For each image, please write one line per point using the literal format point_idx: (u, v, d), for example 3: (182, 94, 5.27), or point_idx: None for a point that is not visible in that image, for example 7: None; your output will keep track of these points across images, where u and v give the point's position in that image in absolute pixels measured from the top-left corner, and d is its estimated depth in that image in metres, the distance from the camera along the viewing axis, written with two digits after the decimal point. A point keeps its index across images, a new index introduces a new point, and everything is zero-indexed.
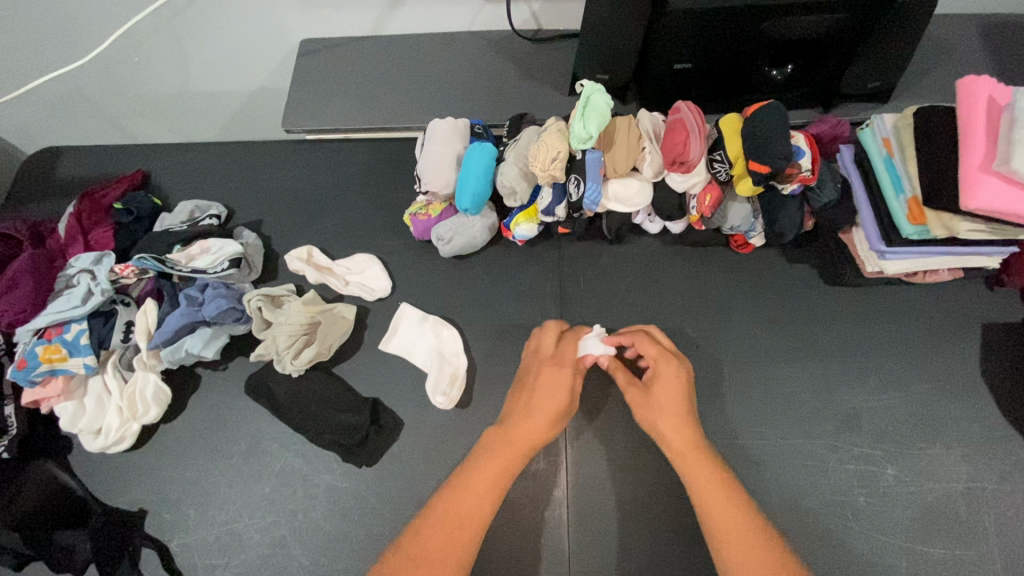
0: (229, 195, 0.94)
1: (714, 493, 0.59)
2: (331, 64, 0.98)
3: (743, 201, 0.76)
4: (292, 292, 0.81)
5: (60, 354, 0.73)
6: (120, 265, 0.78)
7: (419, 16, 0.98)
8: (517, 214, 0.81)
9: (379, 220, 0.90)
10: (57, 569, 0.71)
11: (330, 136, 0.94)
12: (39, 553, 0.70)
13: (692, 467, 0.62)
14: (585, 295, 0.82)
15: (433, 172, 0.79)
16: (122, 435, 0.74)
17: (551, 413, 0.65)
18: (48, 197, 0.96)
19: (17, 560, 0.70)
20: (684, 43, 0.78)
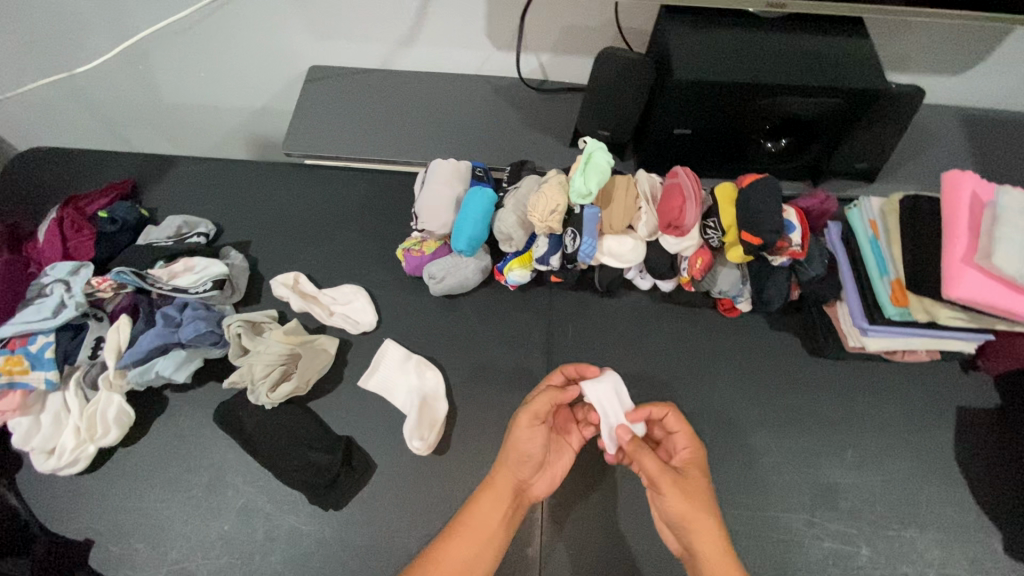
0: (219, 212, 0.91)
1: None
2: (339, 93, 0.99)
3: (733, 267, 0.77)
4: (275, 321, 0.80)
5: (22, 367, 0.69)
6: (96, 277, 0.75)
7: (431, 56, 0.99)
8: (512, 259, 0.82)
9: (370, 253, 0.88)
10: None
11: (329, 163, 0.94)
12: None
13: (712, 551, 0.60)
14: (572, 347, 0.82)
15: (430, 211, 0.79)
16: (75, 457, 0.70)
17: (524, 445, 0.66)
18: (25, 195, 0.93)
19: None
20: (686, 110, 0.81)
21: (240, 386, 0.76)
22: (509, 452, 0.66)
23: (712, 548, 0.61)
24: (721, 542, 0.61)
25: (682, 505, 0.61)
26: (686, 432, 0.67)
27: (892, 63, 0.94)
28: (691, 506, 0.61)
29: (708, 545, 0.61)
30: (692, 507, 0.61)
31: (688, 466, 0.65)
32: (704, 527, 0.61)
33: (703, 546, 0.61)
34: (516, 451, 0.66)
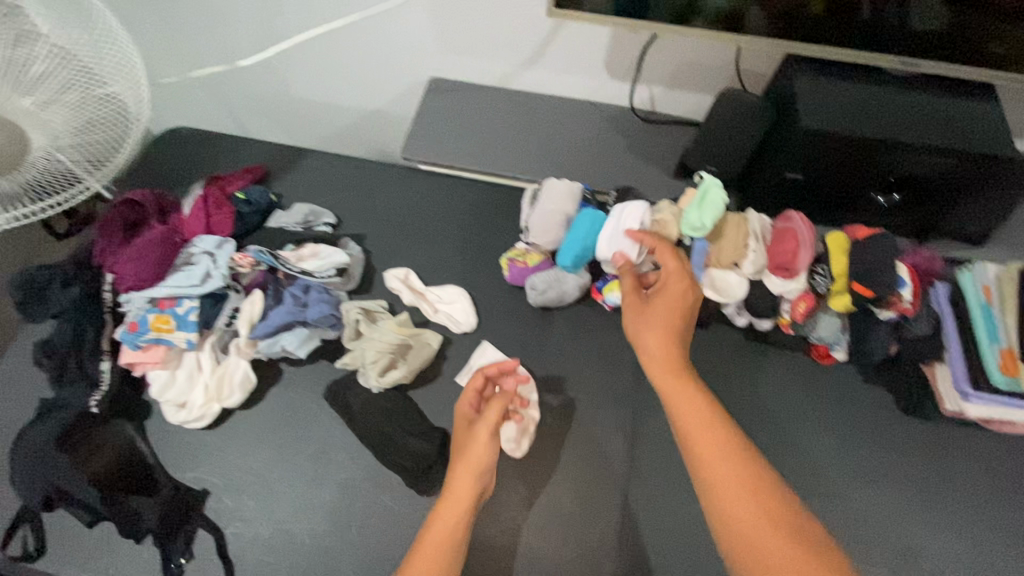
0: (337, 203, 0.98)
1: (722, 460, 0.62)
2: (455, 105, 1.06)
3: (834, 316, 0.79)
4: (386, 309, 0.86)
5: (168, 325, 0.77)
6: (237, 253, 0.84)
7: (545, 78, 1.05)
8: (611, 280, 0.85)
9: (473, 257, 0.93)
10: (123, 534, 0.72)
11: (442, 170, 1.00)
12: (110, 514, 0.72)
13: (706, 438, 0.64)
14: None
15: (542, 226, 0.84)
16: (203, 413, 0.77)
17: (478, 458, 0.70)
18: (168, 169, 1.02)
19: (89, 517, 0.72)
20: (802, 154, 0.84)
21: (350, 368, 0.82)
22: (466, 466, 0.70)
23: (705, 436, 0.64)
24: (707, 416, 0.66)
25: (644, 331, 0.73)
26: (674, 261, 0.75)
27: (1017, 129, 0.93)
28: (663, 376, 0.69)
29: (691, 418, 0.66)
30: (663, 342, 0.71)
31: (659, 301, 0.74)
32: (688, 408, 0.66)
33: (683, 419, 0.66)
34: (477, 462, 0.70)
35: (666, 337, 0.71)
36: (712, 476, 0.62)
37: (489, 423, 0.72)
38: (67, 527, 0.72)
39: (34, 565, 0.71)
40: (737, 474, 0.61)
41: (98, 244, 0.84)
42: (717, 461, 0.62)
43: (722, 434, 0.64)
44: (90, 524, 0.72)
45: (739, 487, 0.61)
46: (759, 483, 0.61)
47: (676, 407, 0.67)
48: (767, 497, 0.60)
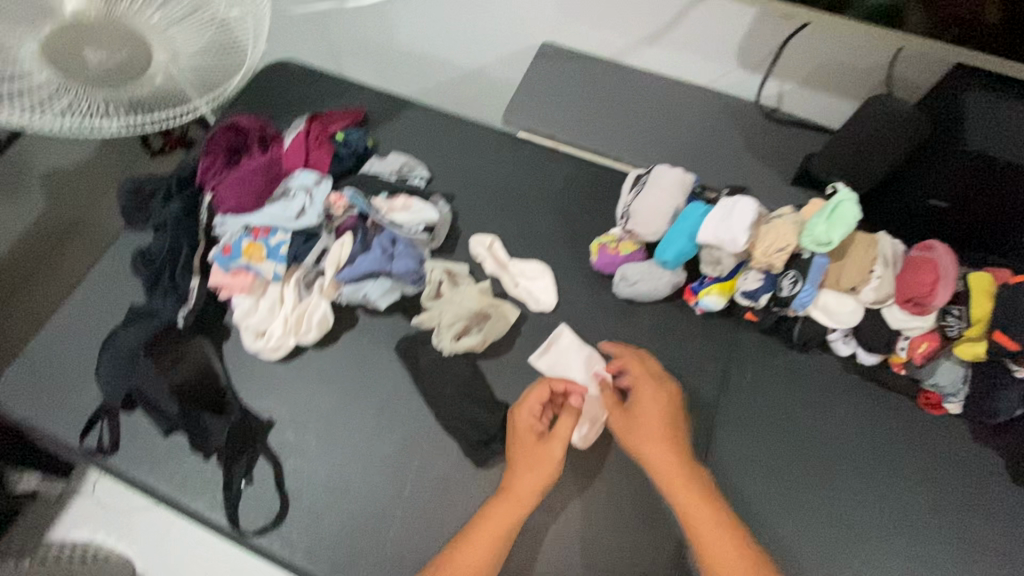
0: (430, 158, 0.96)
1: (701, 514, 0.65)
2: (564, 74, 1.00)
3: (958, 365, 0.71)
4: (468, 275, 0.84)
5: (259, 254, 0.78)
6: (333, 193, 0.83)
7: (665, 59, 0.98)
8: (711, 283, 0.77)
9: (562, 234, 0.89)
10: (194, 447, 0.74)
11: (541, 140, 0.96)
12: (186, 426, 0.73)
13: (681, 492, 0.66)
14: (747, 389, 0.78)
15: (646, 215, 0.78)
16: (278, 345, 0.78)
17: (547, 474, 0.68)
18: (272, 100, 1.02)
19: (166, 424, 0.74)
20: (959, 183, 0.74)
21: (425, 327, 0.81)
22: (530, 477, 0.68)
23: (682, 490, 0.67)
24: (684, 470, 0.68)
25: (636, 436, 0.70)
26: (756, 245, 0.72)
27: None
28: (650, 456, 0.68)
29: (665, 473, 0.68)
30: (650, 442, 0.69)
31: (643, 420, 0.70)
32: (668, 465, 0.68)
33: (659, 474, 0.68)
34: (543, 476, 0.68)
35: (663, 444, 0.69)
36: (702, 529, 0.65)
37: (559, 437, 0.70)
38: (141, 431, 0.75)
39: (107, 459, 0.74)
40: (713, 523, 0.65)
41: (203, 165, 0.87)
42: (699, 515, 0.65)
43: (702, 484, 0.67)
44: (166, 433, 0.74)
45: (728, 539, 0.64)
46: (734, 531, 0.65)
47: (665, 472, 0.68)
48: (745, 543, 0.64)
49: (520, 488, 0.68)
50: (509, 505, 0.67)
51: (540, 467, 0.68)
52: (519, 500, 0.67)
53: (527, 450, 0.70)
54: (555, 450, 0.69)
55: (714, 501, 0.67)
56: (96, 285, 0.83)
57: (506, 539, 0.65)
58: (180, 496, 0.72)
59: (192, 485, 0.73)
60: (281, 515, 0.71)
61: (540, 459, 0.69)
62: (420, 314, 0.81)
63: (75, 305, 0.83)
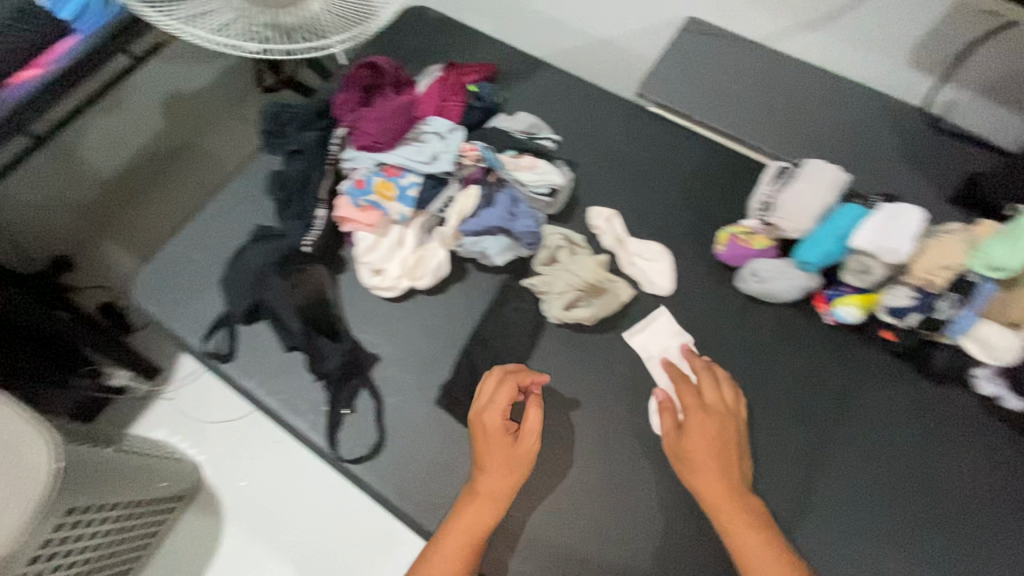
0: (556, 122, 0.94)
1: (754, 544, 0.62)
2: (707, 53, 0.95)
3: None
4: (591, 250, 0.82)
5: (389, 193, 0.79)
6: (464, 143, 0.83)
7: (823, 49, 0.91)
8: (850, 293, 0.72)
9: (685, 219, 0.85)
10: (310, 367, 0.75)
11: (674, 119, 0.92)
12: (306, 346, 0.75)
13: (732, 522, 0.63)
14: (869, 410, 0.73)
15: (792, 209, 0.73)
16: (394, 285, 0.79)
17: (515, 473, 0.67)
18: (405, 44, 1.02)
19: (289, 341, 0.76)
20: None
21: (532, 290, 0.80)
22: (496, 478, 0.66)
23: (733, 521, 0.63)
24: (735, 502, 0.64)
25: (683, 459, 0.67)
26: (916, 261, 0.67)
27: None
28: (707, 477, 0.65)
29: (717, 498, 0.64)
30: (703, 467, 0.66)
31: (695, 434, 0.67)
32: (722, 489, 0.65)
33: (711, 500, 0.65)
34: (509, 476, 0.66)
35: (714, 470, 0.65)
36: (743, 552, 0.62)
37: (528, 436, 0.68)
38: (256, 344, 0.78)
39: (222, 366, 0.78)
40: (768, 555, 0.61)
41: (339, 98, 0.87)
42: (751, 543, 0.62)
43: (754, 514, 0.64)
44: (286, 349, 0.77)
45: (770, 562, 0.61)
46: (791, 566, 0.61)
47: (700, 486, 0.65)
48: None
49: (489, 490, 0.66)
50: (480, 508, 0.65)
51: (511, 471, 0.67)
52: (487, 504, 0.65)
53: (494, 452, 0.67)
54: (525, 447, 0.68)
55: (771, 532, 0.63)
56: (228, 202, 0.87)
57: (476, 545, 0.64)
58: (286, 413, 0.75)
59: (297, 404, 0.75)
60: (377, 448, 0.73)
61: (508, 459, 0.67)
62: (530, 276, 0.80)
63: (207, 217, 0.86)
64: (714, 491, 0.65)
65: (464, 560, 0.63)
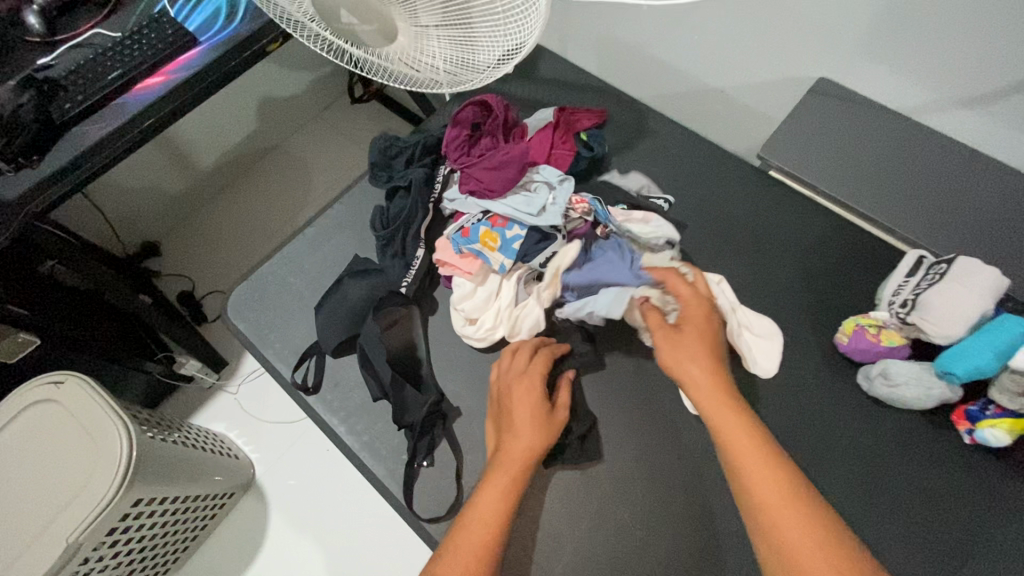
0: (666, 179, 0.90)
1: (748, 450, 0.54)
2: (837, 118, 0.88)
3: None
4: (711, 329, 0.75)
5: (492, 243, 0.76)
6: (574, 197, 0.80)
7: (974, 127, 0.82)
8: (999, 415, 0.64)
9: (801, 300, 0.79)
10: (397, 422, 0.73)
11: (795, 187, 0.85)
12: (394, 399, 0.73)
13: (727, 422, 0.56)
14: (1010, 549, 0.63)
15: (938, 310, 0.65)
16: (486, 336, 0.76)
17: (546, 433, 0.65)
18: (516, 84, 1.01)
19: (378, 392, 0.74)
20: None
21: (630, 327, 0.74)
22: (523, 437, 0.64)
23: (728, 421, 0.56)
24: (723, 395, 0.58)
25: (676, 351, 0.61)
26: None
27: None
28: (697, 361, 0.60)
29: (705, 394, 0.58)
30: (693, 356, 0.61)
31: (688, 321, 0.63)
32: (709, 384, 0.59)
33: (697, 391, 0.59)
34: (540, 437, 0.64)
35: (707, 357, 0.61)
36: (724, 438, 0.55)
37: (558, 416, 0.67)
38: (343, 379, 0.78)
39: (305, 396, 0.77)
40: (769, 472, 0.52)
41: (449, 135, 0.86)
42: (746, 451, 0.54)
43: (748, 416, 0.57)
44: (374, 399, 0.75)
45: (768, 467, 0.53)
46: (799, 499, 0.51)
47: (687, 377, 0.60)
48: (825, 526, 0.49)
49: (514, 447, 0.63)
50: (508, 463, 0.62)
51: (537, 430, 0.65)
52: (512, 459, 0.62)
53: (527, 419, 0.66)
54: (554, 412, 0.68)
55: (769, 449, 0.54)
56: (329, 228, 0.87)
57: (512, 504, 0.60)
58: (365, 455, 0.74)
59: (377, 448, 0.74)
60: (453, 509, 0.69)
61: (533, 418, 0.66)
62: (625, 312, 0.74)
63: (306, 240, 0.87)
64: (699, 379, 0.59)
65: (495, 521, 0.58)
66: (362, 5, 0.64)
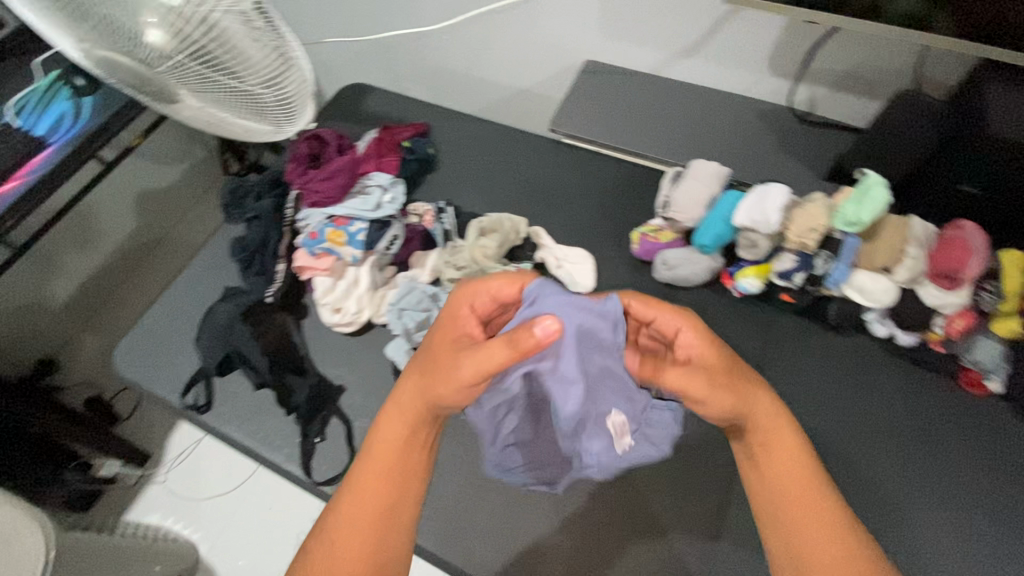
0: (485, 164, 1.07)
1: (803, 498, 0.58)
2: (606, 88, 1.09)
3: (998, 341, 0.73)
4: (524, 277, 0.92)
5: (340, 240, 0.89)
6: (410, 204, 0.96)
7: (700, 70, 1.05)
8: (747, 266, 0.83)
9: (605, 229, 0.97)
10: (280, 401, 0.84)
11: (584, 145, 1.04)
12: (274, 381, 0.84)
13: (781, 475, 0.60)
14: (786, 365, 0.81)
15: (683, 202, 0.84)
16: (352, 319, 0.88)
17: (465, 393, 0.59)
18: (348, 119, 1.17)
19: (258, 379, 0.85)
20: (981, 169, 0.79)
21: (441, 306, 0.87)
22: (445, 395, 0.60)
23: (783, 474, 0.60)
24: (779, 444, 0.61)
25: (745, 412, 0.61)
26: (796, 229, 0.76)
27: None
28: (756, 413, 0.61)
29: (767, 449, 0.61)
30: (766, 417, 0.61)
31: (727, 363, 0.62)
32: (787, 445, 0.61)
33: (767, 452, 0.61)
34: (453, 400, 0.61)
35: (733, 396, 0.59)
36: (788, 486, 0.59)
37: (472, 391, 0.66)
38: (231, 392, 0.86)
39: (201, 415, 0.84)
40: (819, 509, 0.58)
41: (289, 168, 0.99)
42: (805, 501, 0.58)
43: (817, 472, 0.60)
44: (257, 387, 0.85)
45: (807, 494, 0.59)
46: (840, 534, 0.56)
47: (761, 437, 0.61)
48: (856, 544, 0.56)
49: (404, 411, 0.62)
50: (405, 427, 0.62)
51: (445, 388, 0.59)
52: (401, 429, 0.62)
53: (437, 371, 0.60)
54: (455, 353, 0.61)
55: (830, 503, 0.58)
56: (198, 270, 0.96)
57: (397, 467, 0.62)
58: (264, 449, 0.82)
59: (274, 441, 0.82)
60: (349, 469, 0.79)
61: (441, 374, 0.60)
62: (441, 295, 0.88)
63: (180, 286, 0.96)
64: (732, 406, 0.59)
65: (383, 486, 0.61)
66: (161, 77, 0.84)
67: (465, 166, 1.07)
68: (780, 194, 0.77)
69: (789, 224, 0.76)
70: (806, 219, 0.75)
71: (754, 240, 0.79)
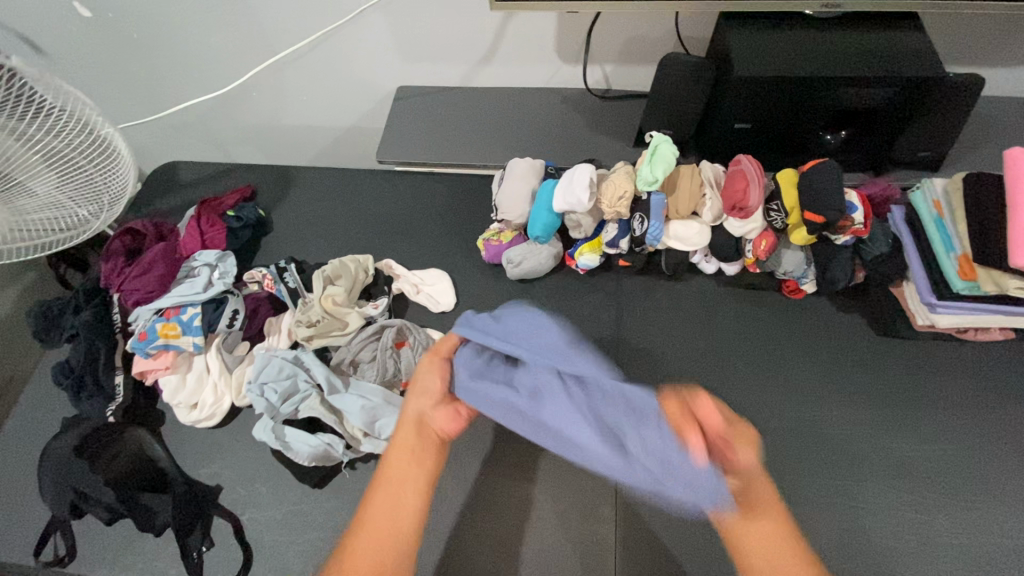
0: (324, 213, 1.05)
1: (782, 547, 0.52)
2: (421, 108, 1.10)
3: (797, 249, 0.82)
4: (385, 312, 0.89)
5: (175, 332, 0.83)
6: (247, 274, 0.92)
7: (503, 73, 1.10)
8: (582, 244, 0.89)
9: (454, 245, 0.99)
10: (141, 529, 0.76)
11: (414, 169, 1.05)
12: (128, 511, 0.77)
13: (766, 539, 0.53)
14: (640, 325, 0.87)
15: (508, 202, 0.88)
16: (213, 411, 0.82)
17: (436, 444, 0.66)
18: (170, 204, 1.10)
19: (108, 515, 0.77)
20: (746, 110, 0.87)
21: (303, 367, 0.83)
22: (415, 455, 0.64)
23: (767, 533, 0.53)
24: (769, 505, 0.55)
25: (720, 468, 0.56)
26: (611, 203, 0.81)
27: (976, 55, 0.94)
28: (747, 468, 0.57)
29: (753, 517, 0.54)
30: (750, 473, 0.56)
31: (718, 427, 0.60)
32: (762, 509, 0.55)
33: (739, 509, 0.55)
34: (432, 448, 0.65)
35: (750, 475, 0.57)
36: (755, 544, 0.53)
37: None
38: (95, 530, 0.77)
39: (65, 568, 0.75)
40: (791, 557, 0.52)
41: (104, 269, 0.91)
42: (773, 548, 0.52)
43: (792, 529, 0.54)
44: (108, 522, 0.77)
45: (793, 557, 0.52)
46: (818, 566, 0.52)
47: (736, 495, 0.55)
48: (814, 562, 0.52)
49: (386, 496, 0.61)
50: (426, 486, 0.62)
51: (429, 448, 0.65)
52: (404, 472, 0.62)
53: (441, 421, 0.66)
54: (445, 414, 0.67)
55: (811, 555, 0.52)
56: (29, 410, 0.87)
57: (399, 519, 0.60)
58: None
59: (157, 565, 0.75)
60: (245, 566, 0.73)
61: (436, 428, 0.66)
62: (299, 355, 0.84)
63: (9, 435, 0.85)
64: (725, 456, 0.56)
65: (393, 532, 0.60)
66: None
67: (303, 219, 1.04)
68: (586, 175, 0.81)
69: (604, 200, 0.82)
70: (617, 190, 0.81)
71: (579, 220, 0.85)
